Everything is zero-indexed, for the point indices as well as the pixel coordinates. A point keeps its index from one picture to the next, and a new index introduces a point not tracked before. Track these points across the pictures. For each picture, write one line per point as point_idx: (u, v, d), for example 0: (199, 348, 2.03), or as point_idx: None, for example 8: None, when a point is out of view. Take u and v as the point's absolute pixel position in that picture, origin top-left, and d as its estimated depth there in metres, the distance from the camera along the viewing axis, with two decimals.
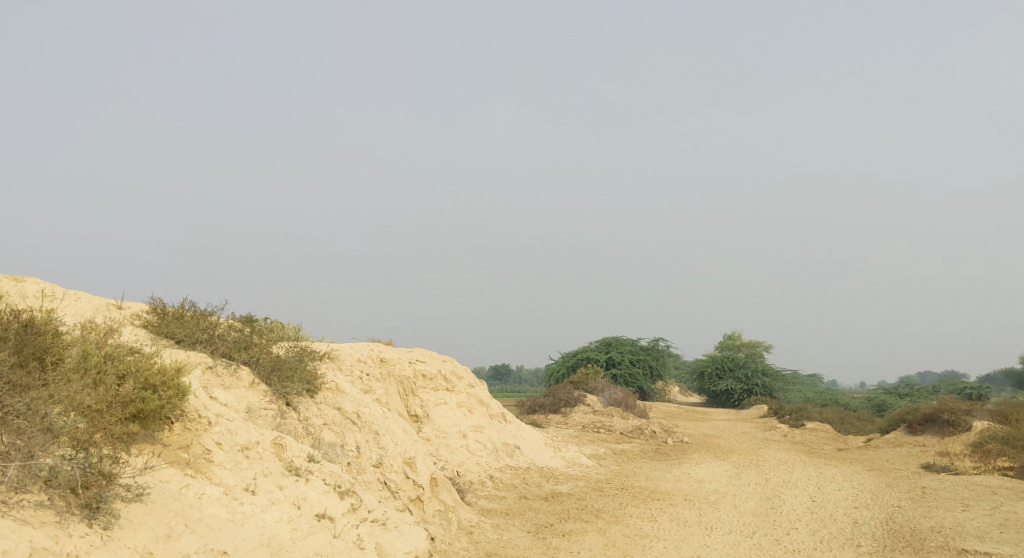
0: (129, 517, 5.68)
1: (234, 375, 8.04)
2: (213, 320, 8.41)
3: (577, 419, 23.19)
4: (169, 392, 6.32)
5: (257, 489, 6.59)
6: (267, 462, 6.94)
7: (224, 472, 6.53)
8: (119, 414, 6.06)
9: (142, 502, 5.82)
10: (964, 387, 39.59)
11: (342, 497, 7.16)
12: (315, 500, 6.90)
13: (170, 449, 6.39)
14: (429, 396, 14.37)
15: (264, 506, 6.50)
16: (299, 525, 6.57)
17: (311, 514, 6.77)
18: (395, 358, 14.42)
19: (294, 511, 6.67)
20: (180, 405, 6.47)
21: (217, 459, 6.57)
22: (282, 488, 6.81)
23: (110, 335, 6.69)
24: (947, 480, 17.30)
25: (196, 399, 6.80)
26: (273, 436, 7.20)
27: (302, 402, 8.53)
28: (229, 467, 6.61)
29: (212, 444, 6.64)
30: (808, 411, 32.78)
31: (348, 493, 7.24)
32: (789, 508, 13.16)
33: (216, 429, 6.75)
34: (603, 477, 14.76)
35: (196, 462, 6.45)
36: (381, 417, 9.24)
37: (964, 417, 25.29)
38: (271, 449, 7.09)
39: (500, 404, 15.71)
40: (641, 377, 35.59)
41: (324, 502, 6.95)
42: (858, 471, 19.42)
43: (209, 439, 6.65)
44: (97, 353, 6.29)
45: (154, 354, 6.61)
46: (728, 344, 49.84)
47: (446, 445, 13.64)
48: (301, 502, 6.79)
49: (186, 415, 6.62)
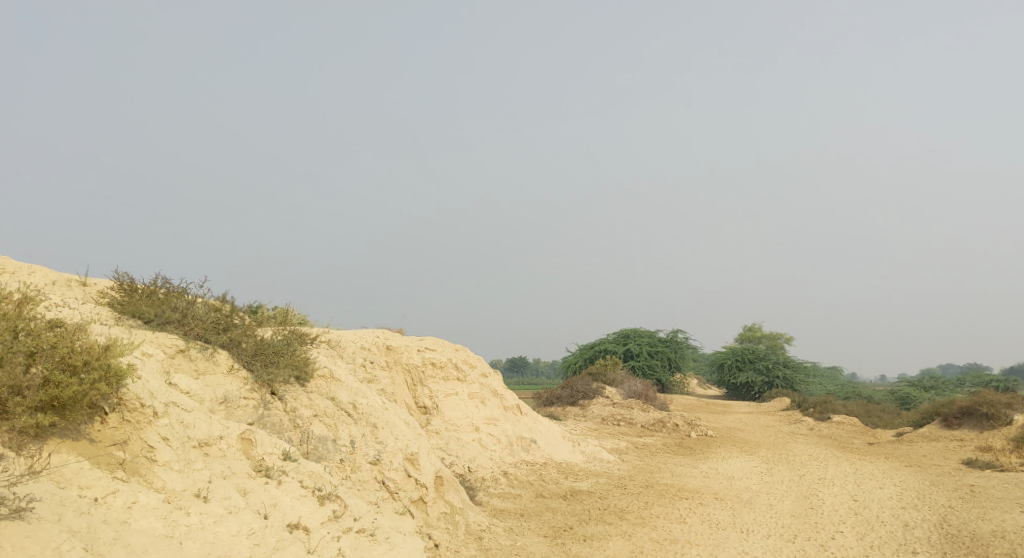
0: (2, 542, 4.46)
1: (210, 360, 7.05)
2: (186, 295, 7.38)
3: (595, 412, 22.18)
4: (89, 376, 5.36)
5: (210, 495, 5.61)
6: (230, 461, 6.01)
7: (170, 474, 5.56)
8: (29, 402, 5.10)
9: (23, 520, 4.63)
10: (993, 379, 38.22)
11: (322, 503, 6.24)
12: (288, 507, 5.97)
13: (100, 446, 5.41)
14: (438, 386, 13.37)
15: (218, 517, 5.52)
16: (262, 540, 5.60)
17: (281, 525, 5.82)
18: (402, 345, 13.42)
19: (258, 520, 5.70)
20: (111, 391, 5.50)
21: (162, 458, 5.60)
22: (245, 493, 5.85)
23: (28, 306, 5.70)
24: (995, 478, 16.11)
25: (140, 384, 5.82)
26: (241, 429, 6.27)
27: (288, 391, 7.54)
28: (177, 469, 5.63)
29: (158, 439, 5.67)
30: (833, 404, 31.61)
31: (328, 498, 6.32)
32: (830, 509, 12.05)
33: (164, 422, 5.78)
34: (626, 473, 13.74)
35: (134, 462, 5.48)
36: (380, 408, 8.21)
37: (1005, 410, 24.00)
38: (238, 446, 6.16)
39: (515, 394, 14.71)
40: (660, 369, 34.51)
41: (299, 509, 6.02)
42: (896, 467, 18.25)
43: (154, 433, 5.68)
44: (5, 327, 5.32)
45: (82, 329, 5.64)
46: (748, 337, 48.53)
47: (456, 438, 12.66)
48: (268, 510, 5.84)
49: (124, 404, 5.64)
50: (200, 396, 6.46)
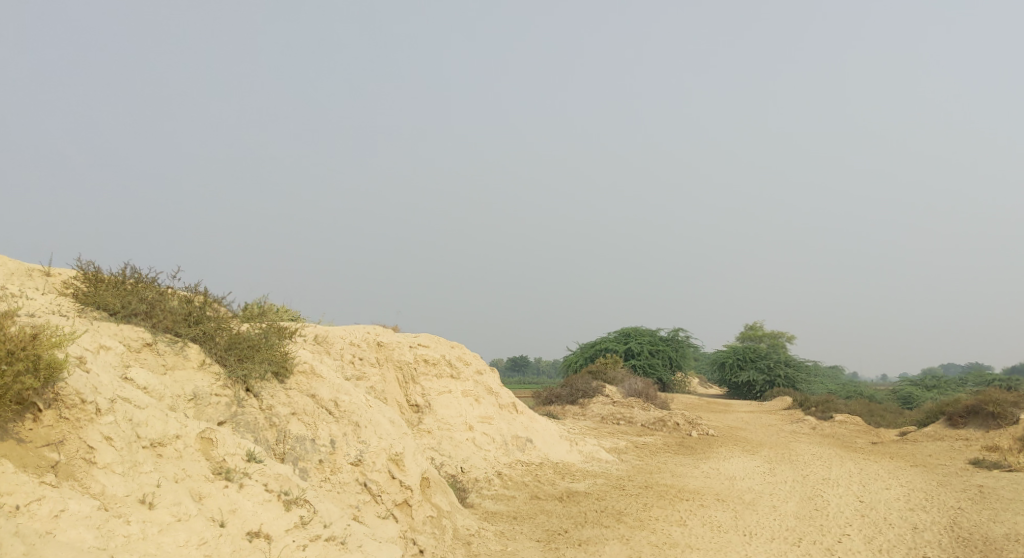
0: None
1: (180, 354, 6.63)
2: (156, 284, 6.93)
3: (595, 410, 21.76)
4: (13, 366, 4.97)
5: (155, 501, 5.21)
6: (186, 463, 5.62)
7: (111, 478, 5.14)
8: None
9: None
10: (995, 378, 37.82)
11: (287, 509, 5.88)
12: (249, 514, 5.61)
13: (32, 448, 4.99)
14: (431, 384, 12.94)
15: (164, 526, 5.12)
16: (214, 550, 5.21)
17: (239, 533, 5.45)
18: (394, 341, 12.97)
19: (211, 528, 5.32)
20: (36, 384, 5.05)
21: (103, 460, 5.18)
22: (201, 498, 5.48)
23: None
24: (1004, 478, 15.68)
25: (82, 378, 5.40)
26: (200, 429, 5.89)
27: (264, 387, 7.13)
28: (120, 473, 5.21)
29: (100, 439, 5.25)
30: (835, 403, 31.19)
31: (295, 503, 5.96)
32: (836, 511, 11.64)
33: (108, 419, 5.35)
34: (625, 473, 13.30)
35: (70, 465, 5.06)
36: (364, 406, 7.79)
37: (1011, 409, 23.53)
38: (196, 446, 5.77)
39: (511, 392, 14.29)
40: (661, 367, 34.07)
41: (260, 516, 5.66)
42: (902, 467, 17.82)
43: (96, 433, 5.25)
44: None
45: (12, 318, 5.20)
46: (750, 335, 48.08)
47: (449, 438, 12.24)
48: (225, 518, 5.46)
49: (62, 400, 5.22)
50: (160, 392, 6.04)
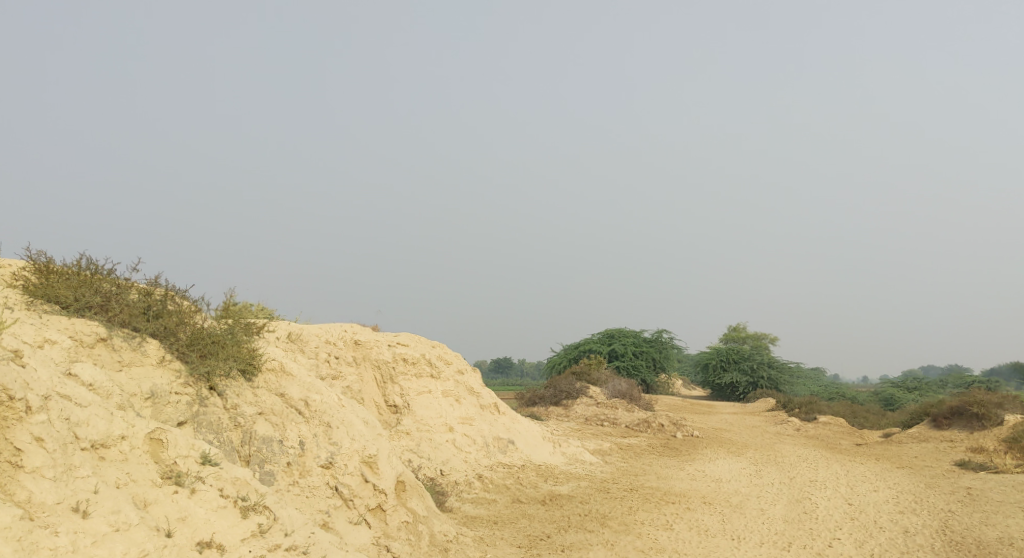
0: None
1: (137, 350, 6.23)
2: (113, 275, 6.51)
3: (579, 412, 21.43)
4: None
5: (90, 509, 4.79)
6: (131, 468, 5.23)
7: (42, 483, 4.72)
8: None
9: None
10: (976, 379, 37.89)
11: (244, 516, 5.52)
12: (200, 523, 5.24)
13: None
14: (410, 384, 12.55)
15: (99, 537, 4.71)
16: None
17: (188, 543, 5.08)
18: (372, 340, 12.58)
19: (155, 539, 4.93)
20: None
21: (33, 464, 4.75)
22: (146, 507, 5.09)
23: None
24: (992, 480, 15.46)
25: (16, 373, 4.97)
26: (149, 429, 5.51)
27: (229, 386, 6.72)
28: (51, 478, 4.78)
29: (31, 440, 4.82)
30: (819, 404, 31.03)
31: (253, 510, 5.60)
32: (825, 514, 11.36)
33: (40, 419, 4.92)
34: (609, 476, 12.97)
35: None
36: (336, 406, 7.40)
37: (995, 410, 23.38)
38: (143, 449, 5.39)
39: (493, 392, 13.93)
40: (645, 369, 33.82)
41: (213, 525, 5.29)
42: (888, 469, 17.60)
43: (26, 433, 4.81)
44: None
45: None
46: (733, 337, 47.94)
47: (429, 440, 11.86)
48: (172, 528, 5.08)
49: None
50: (108, 389, 5.63)
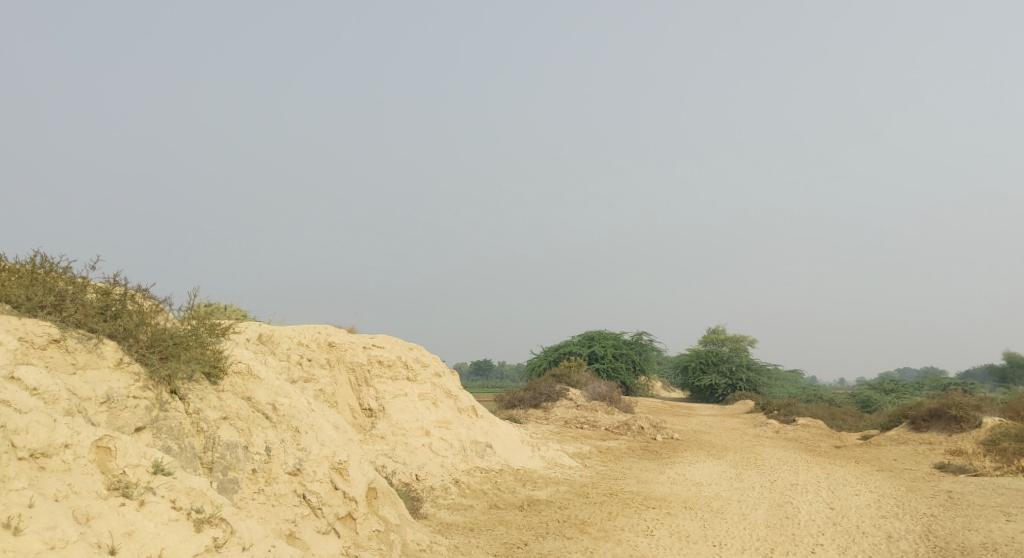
0: None
1: (93, 352, 5.93)
2: (68, 273, 6.17)
3: (558, 414, 21.21)
4: None
5: (24, 526, 4.49)
6: (74, 479, 4.94)
7: None
8: None
9: None
10: (953, 382, 38.11)
11: (195, 531, 5.27)
12: (147, 538, 4.98)
13: None
14: (385, 387, 12.25)
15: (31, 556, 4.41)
16: None
17: None
18: (347, 342, 12.28)
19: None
20: None
21: None
22: (88, 521, 4.81)
23: None
24: (972, 483, 15.39)
25: None
26: (96, 436, 5.21)
27: (192, 389, 6.41)
28: None
29: None
30: (798, 407, 31.03)
31: (207, 523, 5.36)
32: (807, 519, 11.19)
33: None
34: (589, 480, 12.76)
35: None
36: (305, 410, 7.11)
37: (973, 412, 23.41)
38: (88, 459, 5.10)
39: (471, 395, 13.68)
40: (625, 371, 33.66)
41: (161, 539, 5.04)
42: (868, 472, 17.51)
43: None
44: None
45: None
46: (713, 339, 47.94)
47: (404, 444, 11.58)
48: (115, 544, 4.81)
49: None
50: (55, 393, 5.30)
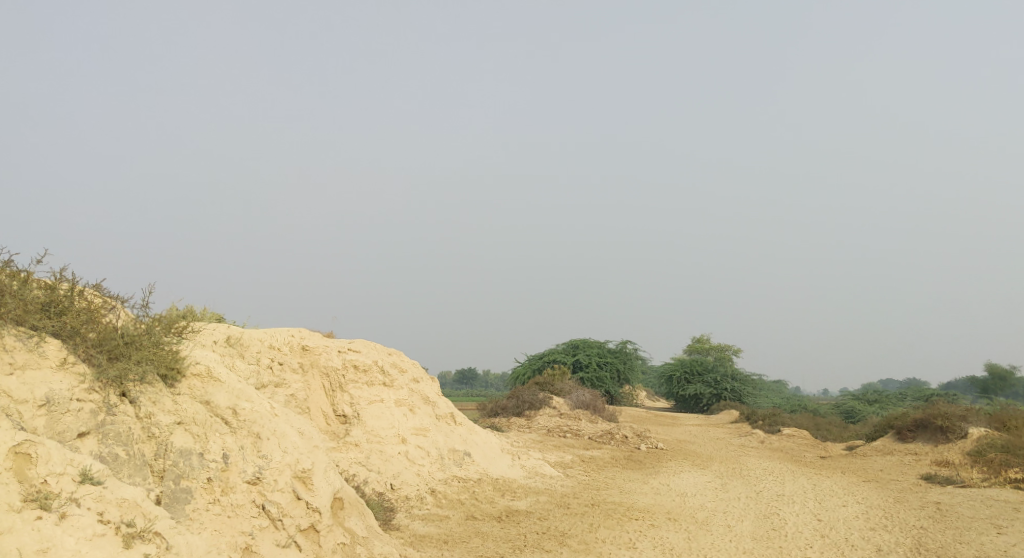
0: None
1: (33, 351, 5.49)
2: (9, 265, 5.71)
3: (541, 423, 20.82)
4: None
5: None
6: None
7: None
8: None
9: None
10: (936, 393, 38.02)
11: (123, 547, 4.89)
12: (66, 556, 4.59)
13: None
14: (361, 392, 11.82)
15: None
16: None
17: None
18: (321, 346, 11.85)
19: None
20: None
21: None
22: None
23: None
24: (960, 495, 15.12)
25: None
26: (17, 442, 4.80)
27: (144, 391, 5.95)
28: None
29: None
30: (782, 416, 30.80)
31: (138, 538, 4.99)
32: (794, 531, 10.86)
33: None
34: (570, 490, 12.37)
35: None
36: (268, 415, 6.68)
37: (959, 423, 23.21)
38: (7, 469, 4.69)
39: (449, 402, 13.28)
40: (609, 380, 33.32)
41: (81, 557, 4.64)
42: (855, 482, 17.21)
43: None
44: None
45: None
46: (697, 348, 47.75)
47: (379, 451, 11.15)
48: None
49: None
50: None
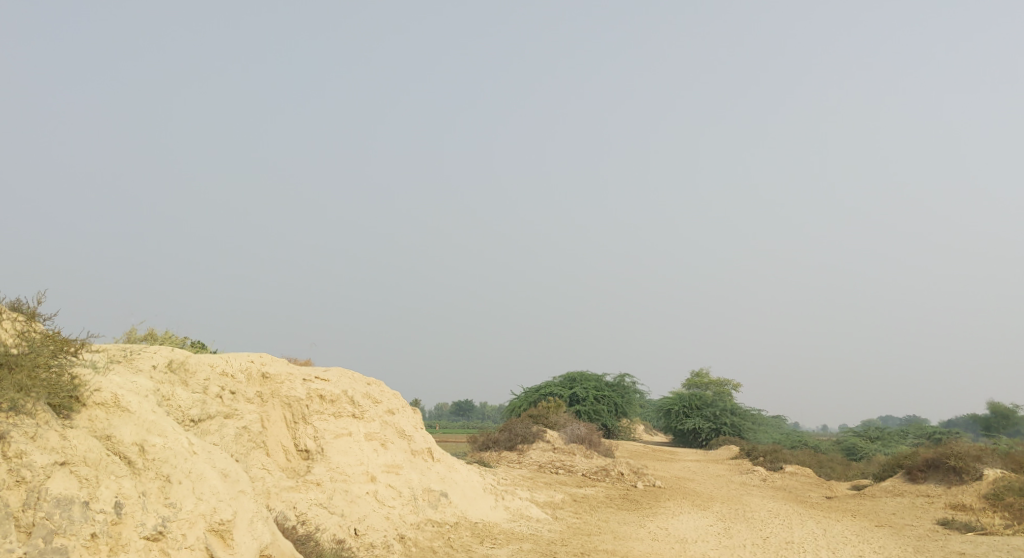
0: None
1: None
2: None
3: (533, 458, 19.56)
4: None
5: None
6: None
7: None
8: None
9: None
10: (937, 432, 36.81)
11: None
12: None
13: None
14: (326, 425, 10.62)
15: None
16: None
17: None
18: (283, 373, 10.66)
19: None
20: None
21: None
22: None
23: None
24: (984, 544, 13.82)
25: None
26: None
27: (20, 424, 4.79)
28: None
29: None
30: (784, 453, 29.49)
31: None
32: None
33: None
34: (558, 536, 11.11)
35: None
36: (186, 452, 5.53)
37: (974, 463, 21.88)
38: None
39: (428, 437, 12.10)
40: (607, 414, 32.05)
41: None
42: (867, 528, 15.90)
43: None
44: None
45: None
46: (696, 382, 46.47)
47: (344, 491, 9.92)
48: None
49: None
50: None
